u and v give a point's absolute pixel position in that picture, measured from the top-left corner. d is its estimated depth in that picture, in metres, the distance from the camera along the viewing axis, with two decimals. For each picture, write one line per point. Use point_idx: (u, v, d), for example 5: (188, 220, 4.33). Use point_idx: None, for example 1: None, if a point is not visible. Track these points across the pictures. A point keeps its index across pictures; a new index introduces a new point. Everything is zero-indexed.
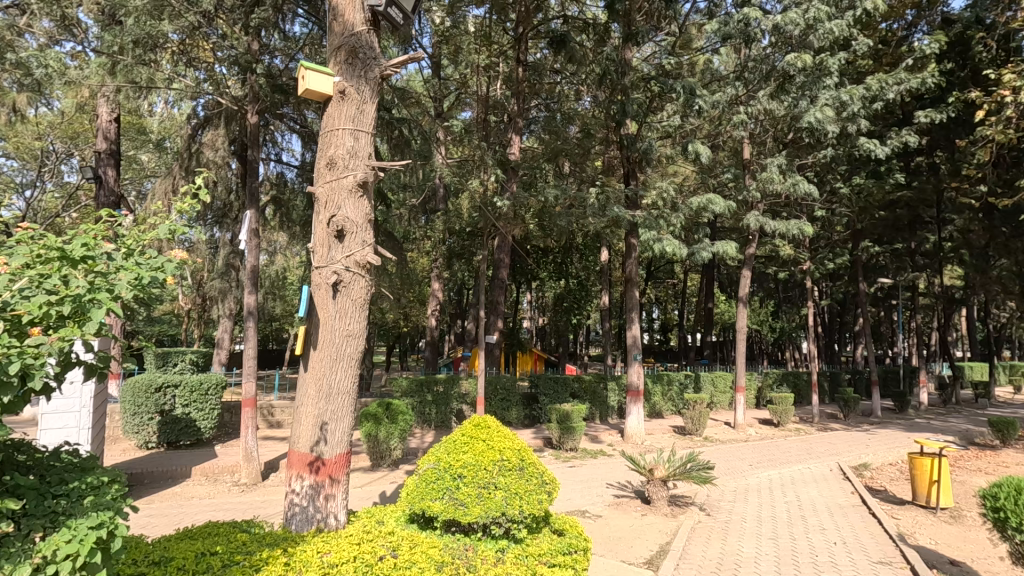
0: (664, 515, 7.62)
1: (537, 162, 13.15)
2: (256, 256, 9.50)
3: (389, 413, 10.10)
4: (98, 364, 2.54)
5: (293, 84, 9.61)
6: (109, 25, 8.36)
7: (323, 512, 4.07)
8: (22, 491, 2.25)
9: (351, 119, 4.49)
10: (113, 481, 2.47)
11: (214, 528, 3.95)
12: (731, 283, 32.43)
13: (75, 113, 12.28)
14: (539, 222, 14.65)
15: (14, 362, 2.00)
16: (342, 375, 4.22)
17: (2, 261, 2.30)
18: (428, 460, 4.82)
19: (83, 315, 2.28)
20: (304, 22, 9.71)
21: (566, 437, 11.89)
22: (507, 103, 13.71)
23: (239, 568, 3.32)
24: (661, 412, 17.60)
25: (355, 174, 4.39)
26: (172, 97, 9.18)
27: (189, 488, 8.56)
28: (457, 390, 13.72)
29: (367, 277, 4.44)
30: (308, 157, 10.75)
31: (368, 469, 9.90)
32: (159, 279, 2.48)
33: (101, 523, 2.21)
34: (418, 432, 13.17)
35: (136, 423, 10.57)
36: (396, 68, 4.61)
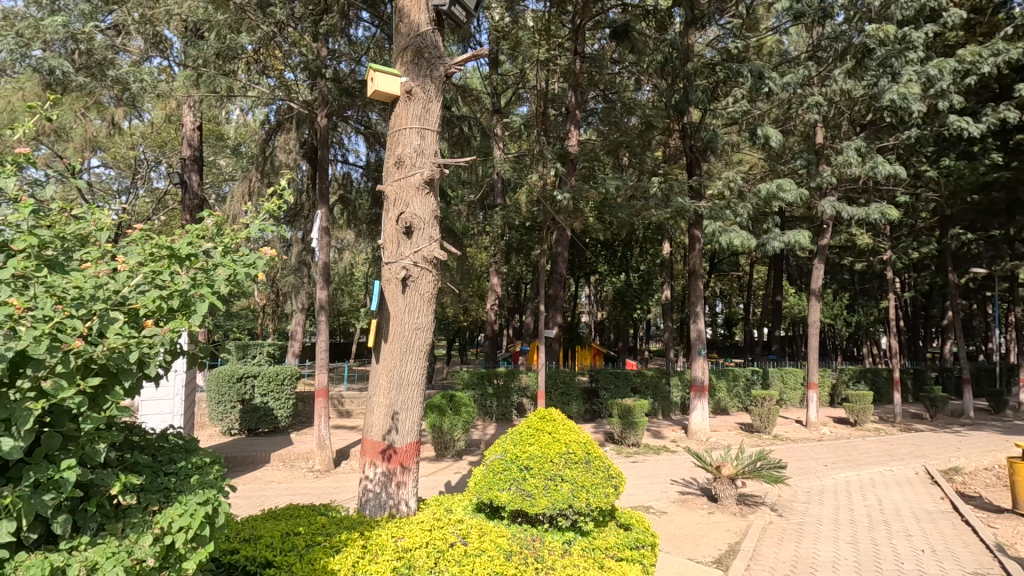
0: (731, 514, 7.40)
1: (596, 155, 13.08)
2: (327, 253, 9.95)
3: (453, 405, 10.39)
4: (199, 354, 2.77)
5: (359, 86, 9.87)
6: (193, 40, 8.92)
7: (395, 499, 4.23)
8: (140, 468, 2.48)
9: (417, 118, 4.60)
10: (214, 462, 2.72)
11: (295, 510, 4.19)
12: (801, 275, 30.88)
13: (164, 123, 13.22)
14: (598, 215, 14.50)
15: (134, 351, 2.17)
16: (411, 366, 4.36)
17: (121, 259, 2.53)
18: (495, 452, 4.91)
19: (189, 308, 2.48)
20: (368, 26, 9.91)
21: (629, 433, 11.78)
22: (566, 97, 13.65)
23: (320, 549, 3.52)
24: (727, 409, 17.08)
25: (421, 171, 4.51)
26: (247, 103, 9.81)
27: (269, 473, 9.10)
28: (518, 384, 13.85)
29: (435, 271, 4.55)
30: (373, 157, 11.16)
31: (433, 459, 10.18)
32: (253, 274, 2.72)
33: (207, 500, 2.42)
34: (479, 424, 13.47)
35: (220, 411, 11.35)
36: (459, 66, 4.69)
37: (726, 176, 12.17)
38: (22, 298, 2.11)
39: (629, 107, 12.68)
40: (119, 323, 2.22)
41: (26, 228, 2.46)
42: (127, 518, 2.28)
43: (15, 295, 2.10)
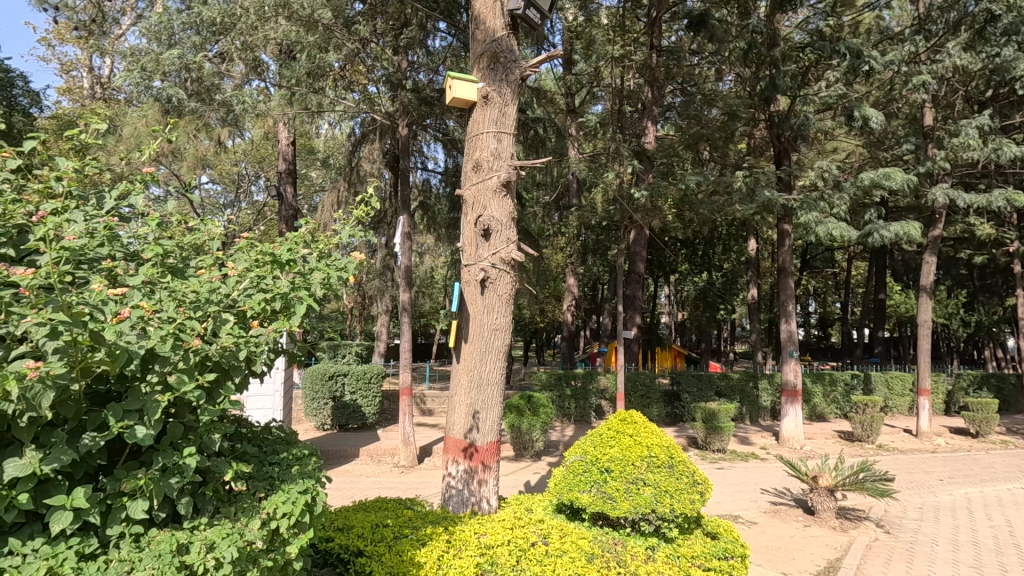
0: (831, 529, 6.90)
1: (674, 150, 12.68)
2: (408, 257, 10.33)
3: (531, 405, 10.42)
4: (298, 353, 2.99)
5: (437, 94, 10.33)
6: (287, 62, 9.59)
7: (477, 496, 4.31)
8: (247, 458, 2.70)
9: (494, 122, 4.68)
10: (311, 453, 2.93)
11: (383, 504, 4.39)
12: (907, 270, 28.23)
13: (263, 140, 14.35)
14: (678, 212, 14.05)
15: (243, 349, 2.38)
16: (491, 366, 4.44)
17: (232, 265, 2.78)
18: (575, 453, 4.88)
19: (289, 310, 2.69)
20: (444, 36, 10.17)
21: (713, 438, 11.29)
22: (642, 92, 13.35)
23: (407, 541, 3.66)
24: (823, 415, 15.93)
25: (498, 175, 4.59)
26: (336, 118, 10.42)
27: (358, 467, 9.59)
28: (596, 385, 13.70)
29: (513, 273, 4.60)
30: (451, 163, 11.48)
31: (513, 458, 10.29)
32: (345, 277, 2.92)
33: (306, 489, 2.61)
34: (557, 426, 13.44)
35: (315, 407, 12.13)
36: (535, 67, 4.71)
37: (819, 165, 11.37)
38: (150, 302, 2.34)
39: (709, 99, 12.18)
40: (230, 324, 2.43)
41: (152, 240, 2.77)
42: (239, 502, 2.49)
43: (147, 298, 2.36)
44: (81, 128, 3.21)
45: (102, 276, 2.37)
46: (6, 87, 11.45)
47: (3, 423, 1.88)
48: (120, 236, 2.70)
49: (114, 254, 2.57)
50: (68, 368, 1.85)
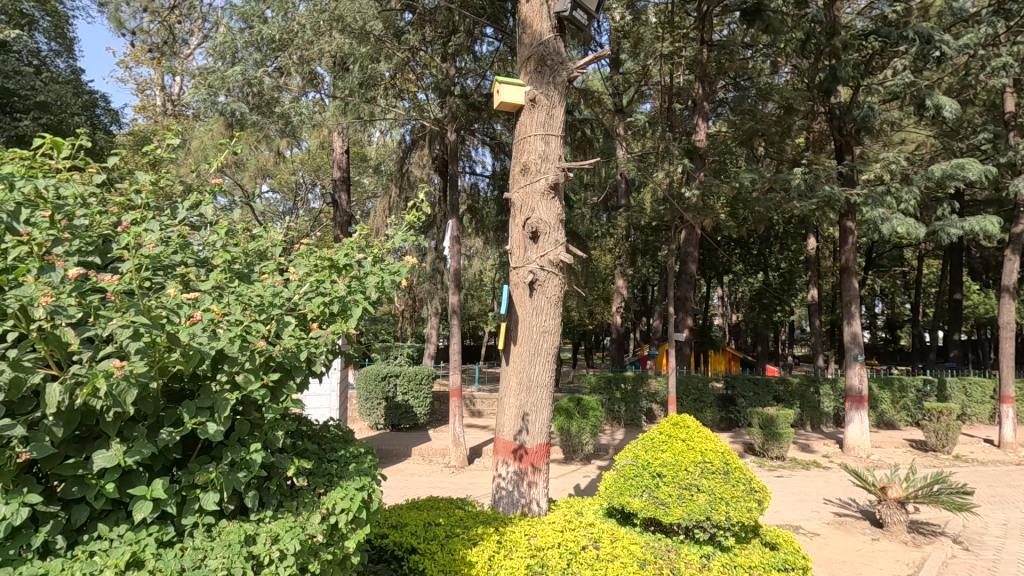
0: (902, 543, 6.50)
1: (727, 147, 12.32)
2: (458, 260, 10.48)
3: (580, 408, 10.34)
4: (354, 354, 3.10)
5: (484, 100, 10.32)
6: (340, 74, 9.93)
7: (527, 498, 4.32)
8: (308, 454, 2.83)
9: (542, 124, 4.69)
10: (366, 452, 3.03)
11: (435, 503, 4.47)
12: (987, 268, 26.25)
13: (319, 149, 14.91)
14: (732, 210, 13.64)
15: (304, 350, 2.49)
16: (540, 368, 4.45)
17: (293, 270, 2.91)
18: (626, 457, 4.81)
19: (346, 313, 2.80)
20: (492, 41, 10.28)
21: (771, 444, 10.86)
22: (693, 89, 13.06)
23: (459, 540, 3.72)
24: (892, 423, 15.04)
25: (546, 177, 4.59)
26: (387, 125, 10.71)
27: (411, 466, 9.79)
28: (647, 389, 13.46)
29: (561, 275, 4.60)
30: (499, 167, 11.58)
31: (562, 461, 10.26)
32: (398, 280, 3.01)
33: (363, 486, 2.71)
34: (607, 429, 13.29)
35: (369, 407, 12.51)
36: (582, 69, 4.69)
37: (885, 158, 10.75)
38: (220, 305, 2.48)
39: (764, 93, 11.78)
40: (292, 327, 2.56)
41: (220, 247, 2.94)
42: (301, 497, 2.60)
43: (217, 301, 2.50)
44: (156, 144, 3.44)
45: (176, 282, 2.54)
46: (90, 108, 12.40)
47: (92, 417, 2.04)
48: (192, 244, 2.87)
49: (186, 261, 2.73)
50: (148, 367, 1.99)
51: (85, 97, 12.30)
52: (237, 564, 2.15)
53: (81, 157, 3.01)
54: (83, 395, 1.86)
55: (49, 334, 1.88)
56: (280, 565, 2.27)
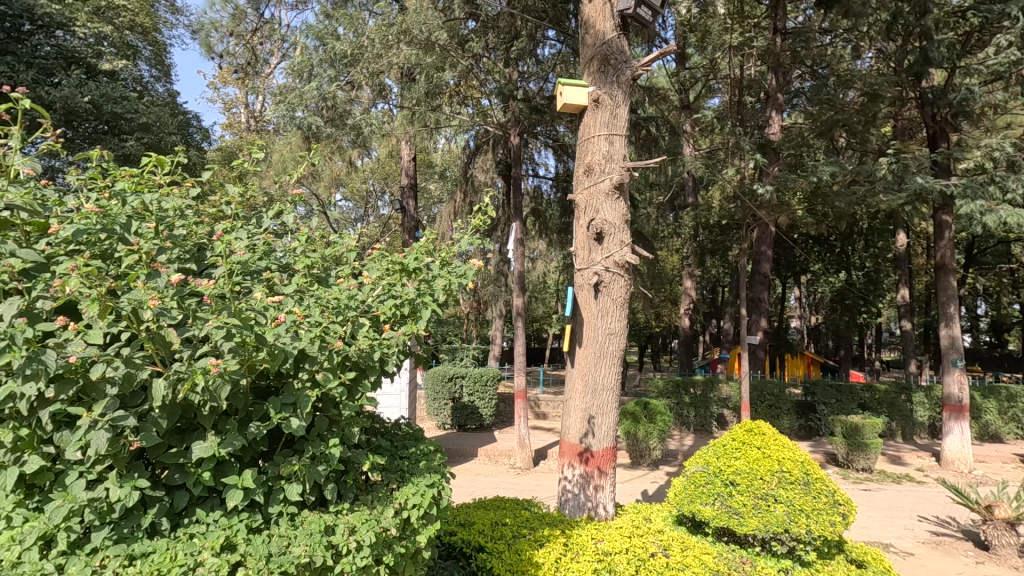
0: (1012, 569, 5.89)
1: (803, 139, 11.68)
2: (522, 262, 10.56)
3: (648, 412, 10.11)
4: (424, 355, 3.21)
5: (547, 102, 10.41)
6: (408, 84, 10.28)
7: (593, 502, 4.29)
8: (382, 450, 2.96)
9: (606, 124, 4.64)
10: (435, 450, 3.14)
11: (502, 503, 4.52)
12: None
13: (388, 158, 15.50)
14: (809, 206, 12.92)
15: (377, 350, 2.61)
16: (605, 371, 4.40)
17: (366, 274, 3.06)
18: (696, 463, 4.66)
19: (416, 314, 2.91)
20: (554, 43, 10.31)
21: (856, 455, 10.16)
22: (765, 80, 12.49)
23: (525, 541, 3.75)
24: (999, 436, 13.65)
25: (611, 177, 4.53)
26: (452, 132, 10.95)
27: (477, 466, 9.94)
28: (717, 394, 12.97)
29: (627, 276, 4.53)
30: (562, 169, 11.57)
31: (629, 466, 10.08)
32: (465, 283, 3.12)
33: (433, 483, 2.82)
34: (676, 434, 12.92)
35: (436, 407, 12.85)
36: (646, 66, 4.61)
37: (986, 144, 9.81)
38: (301, 307, 2.64)
39: (845, 81, 11.08)
40: (366, 328, 2.68)
41: (300, 253, 3.13)
42: (375, 491, 2.73)
43: (298, 304, 2.65)
44: (244, 158, 3.72)
45: (263, 286, 2.73)
46: (184, 127, 13.54)
47: (191, 411, 2.22)
48: (275, 251, 3.07)
49: (271, 266, 2.94)
50: (239, 365, 2.15)
51: (181, 118, 13.44)
52: (318, 552, 2.28)
53: (180, 173, 3.30)
54: (184, 390, 2.04)
55: (155, 335, 2.07)
56: (356, 555, 2.38)
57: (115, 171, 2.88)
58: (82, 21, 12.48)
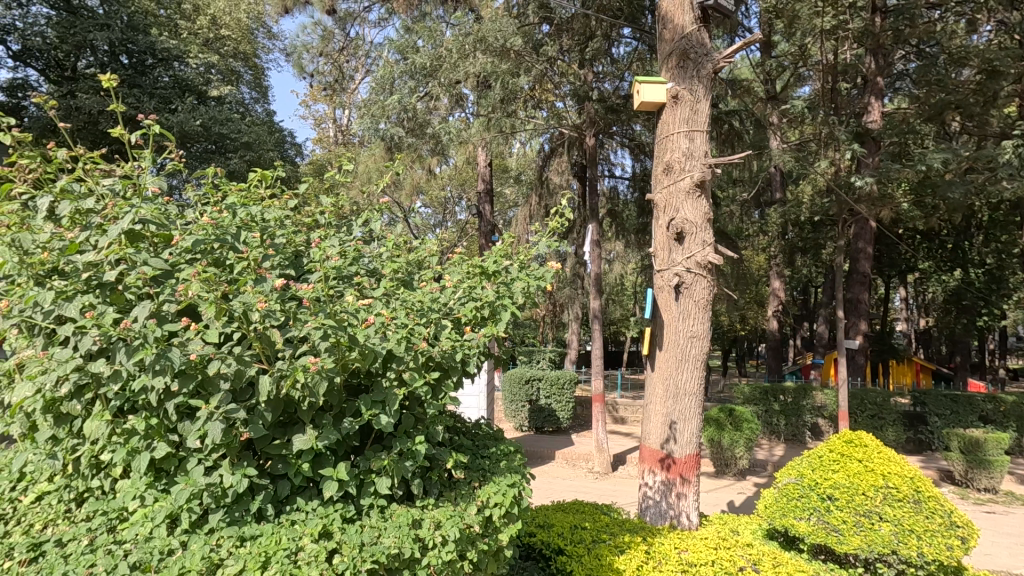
0: None
1: (908, 125, 10.68)
2: (598, 264, 10.45)
3: (733, 420, 9.66)
4: (503, 356, 3.27)
5: (622, 101, 10.21)
6: (483, 91, 10.48)
7: (676, 510, 4.15)
8: (464, 449, 3.06)
9: (685, 121, 4.50)
10: (515, 450, 3.20)
11: (581, 506, 4.49)
12: None
13: (465, 165, 15.90)
14: (915, 199, 11.81)
15: (460, 351, 2.70)
16: (688, 375, 4.25)
17: (448, 278, 3.17)
18: (789, 474, 4.40)
19: (495, 317, 2.98)
20: (630, 42, 10.13)
21: (977, 473, 9.13)
22: (862, 64, 11.56)
23: (605, 546, 3.70)
24: None
25: (692, 174, 4.39)
26: (527, 136, 11.04)
27: (555, 469, 9.92)
28: (811, 402, 12.13)
29: (710, 277, 4.35)
30: (639, 169, 11.33)
31: (713, 475, 9.66)
32: (543, 285, 3.17)
33: (514, 483, 2.88)
34: (765, 443, 12.23)
35: (513, 409, 12.97)
36: (729, 58, 4.43)
37: None
38: (389, 309, 2.77)
39: (958, 59, 10.02)
40: (448, 329, 2.77)
41: (386, 258, 3.29)
42: (458, 488, 2.82)
43: (386, 307, 2.78)
44: (336, 170, 3.96)
45: (354, 289, 2.88)
46: (281, 144, 14.63)
47: (292, 406, 2.40)
48: (363, 256, 3.25)
49: (361, 271, 3.12)
50: (334, 363, 2.29)
51: (277, 135, 14.54)
52: (407, 544, 2.37)
53: (280, 186, 3.57)
54: (286, 386, 2.20)
55: (262, 335, 2.26)
56: (442, 549, 2.45)
57: (226, 186, 3.17)
58: (194, 52, 13.82)
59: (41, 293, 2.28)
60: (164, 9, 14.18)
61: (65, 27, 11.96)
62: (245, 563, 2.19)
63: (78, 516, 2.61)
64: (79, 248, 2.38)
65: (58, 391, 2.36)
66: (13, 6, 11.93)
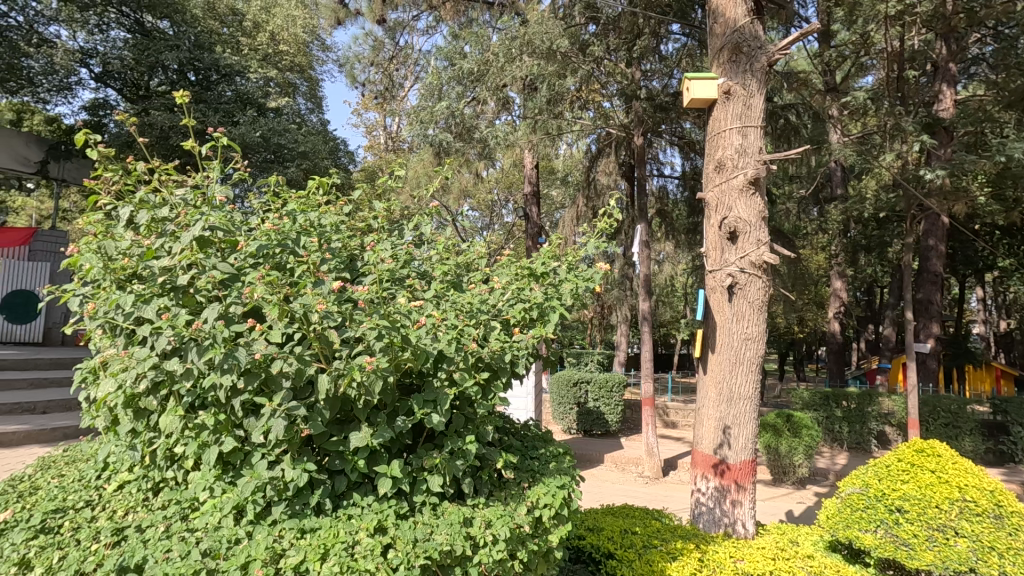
0: None
1: (985, 113, 9.96)
2: (647, 265, 10.28)
3: (791, 426, 9.28)
4: (551, 357, 3.29)
5: (671, 99, 10.02)
6: (529, 94, 10.52)
7: (730, 518, 4.03)
8: (513, 450, 3.09)
9: (738, 116, 4.37)
10: (565, 452, 3.20)
11: (631, 511, 4.43)
12: None
13: (512, 168, 15.99)
14: (993, 192, 10.99)
15: (509, 352, 2.73)
16: (742, 378, 4.13)
17: (497, 279, 3.21)
18: (853, 484, 4.19)
19: (543, 318, 3.00)
20: (679, 38, 9.94)
21: None
22: (932, 50, 10.89)
23: (657, 553, 3.64)
24: None
25: (745, 171, 4.26)
26: (574, 137, 11.00)
27: (605, 473, 9.81)
28: (877, 408, 11.48)
29: (765, 277, 4.21)
30: (689, 167, 11.07)
31: (770, 483, 9.30)
32: (591, 286, 3.17)
33: (564, 484, 2.88)
34: (826, 451, 11.67)
35: (561, 411, 12.91)
36: (784, 50, 4.27)
37: None
38: (439, 311, 2.83)
39: None
40: (497, 330, 2.81)
41: (436, 261, 3.37)
42: (508, 488, 2.85)
43: (436, 308, 2.84)
44: (389, 176, 4.09)
45: (406, 291, 2.96)
46: (334, 152, 15.16)
47: (349, 405, 2.49)
48: (414, 260, 3.33)
49: (412, 273, 3.20)
50: (388, 363, 2.36)
51: (331, 144, 15.09)
52: (459, 542, 2.41)
53: (336, 193, 3.71)
54: (343, 385, 2.28)
55: (320, 335, 2.36)
56: (492, 548, 2.46)
57: (286, 194, 3.34)
58: (254, 68, 14.51)
59: (123, 297, 2.45)
60: (227, 27, 14.95)
61: (141, 50, 12.78)
62: (305, 554, 2.28)
63: (155, 504, 2.80)
64: (155, 254, 2.55)
65: (137, 388, 2.53)
66: (95, 31, 12.91)
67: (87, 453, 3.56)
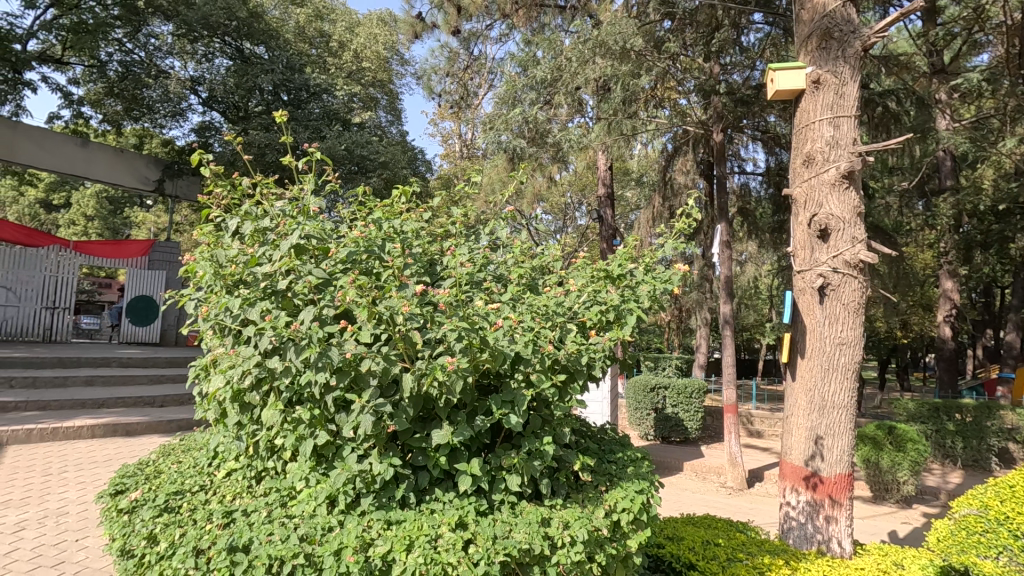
0: None
1: None
2: (728, 266, 9.86)
3: (894, 439, 8.54)
4: (628, 360, 3.26)
5: (754, 92, 9.60)
6: (603, 94, 10.43)
7: (824, 534, 3.79)
8: (591, 453, 3.09)
9: (829, 106, 4.11)
10: (643, 456, 3.16)
11: (714, 521, 4.26)
12: None
13: (586, 170, 15.90)
14: None
15: (585, 354, 2.75)
16: (837, 385, 3.86)
17: (572, 282, 3.24)
18: (968, 505, 3.80)
19: (620, 320, 2.98)
20: (761, 27, 9.51)
21: None
22: None
23: (742, 566, 3.49)
24: None
25: (838, 165, 3.99)
26: (649, 137, 10.75)
27: (684, 481, 9.49)
28: (996, 423, 10.31)
29: (862, 277, 3.92)
30: (774, 162, 10.51)
31: (869, 500, 8.61)
32: (669, 288, 3.12)
33: (642, 489, 2.85)
34: (936, 468, 10.62)
35: (638, 417, 12.58)
36: (882, 33, 3.97)
37: None
38: (516, 313, 2.89)
39: None
40: (573, 333, 2.83)
41: (511, 265, 3.43)
42: (585, 490, 2.85)
43: (513, 311, 2.90)
44: (466, 184, 4.21)
45: (484, 294, 3.04)
46: (412, 161, 15.77)
47: (431, 403, 2.59)
48: (490, 264, 3.42)
49: (488, 276, 3.28)
50: (468, 363, 2.42)
51: (410, 154, 15.71)
52: (537, 540, 2.43)
53: (416, 201, 3.88)
54: (426, 383, 2.38)
55: (405, 336, 2.47)
56: (571, 549, 2.46)
57: (372, 203, 3.54)
58: (340, 85, 15.42)
59: (232, 300, 2.70)
60: (316, 49, 15.98)
61: (241, 75, 13.92)
62: (392, 544, 2.39)
63: (258, 491, 3.06)
64: (258, 261, 2.78)
65: (243, 384, 2.77)
66: (202, 60, 14.26)
67: (201, 442, 3.94)
